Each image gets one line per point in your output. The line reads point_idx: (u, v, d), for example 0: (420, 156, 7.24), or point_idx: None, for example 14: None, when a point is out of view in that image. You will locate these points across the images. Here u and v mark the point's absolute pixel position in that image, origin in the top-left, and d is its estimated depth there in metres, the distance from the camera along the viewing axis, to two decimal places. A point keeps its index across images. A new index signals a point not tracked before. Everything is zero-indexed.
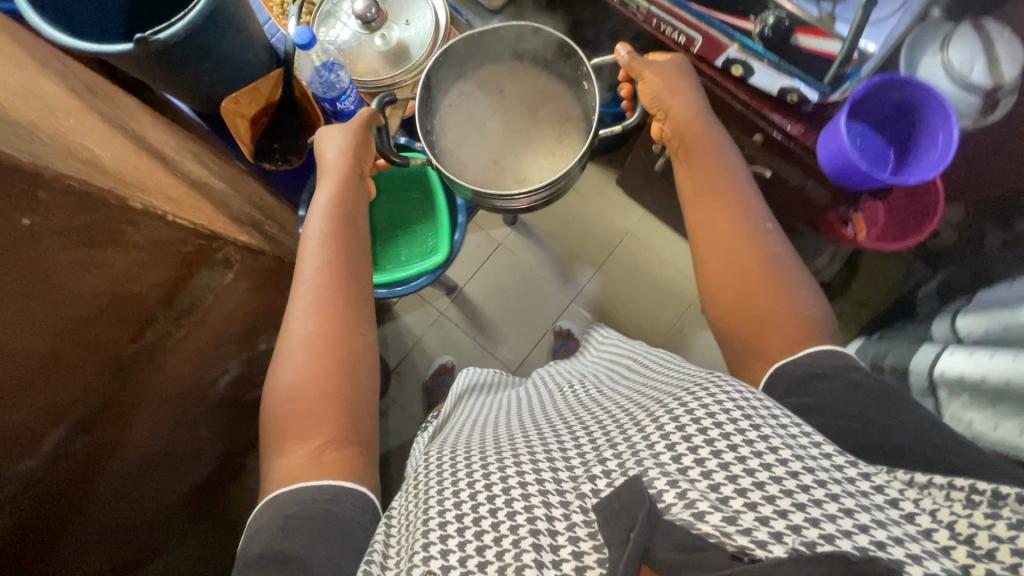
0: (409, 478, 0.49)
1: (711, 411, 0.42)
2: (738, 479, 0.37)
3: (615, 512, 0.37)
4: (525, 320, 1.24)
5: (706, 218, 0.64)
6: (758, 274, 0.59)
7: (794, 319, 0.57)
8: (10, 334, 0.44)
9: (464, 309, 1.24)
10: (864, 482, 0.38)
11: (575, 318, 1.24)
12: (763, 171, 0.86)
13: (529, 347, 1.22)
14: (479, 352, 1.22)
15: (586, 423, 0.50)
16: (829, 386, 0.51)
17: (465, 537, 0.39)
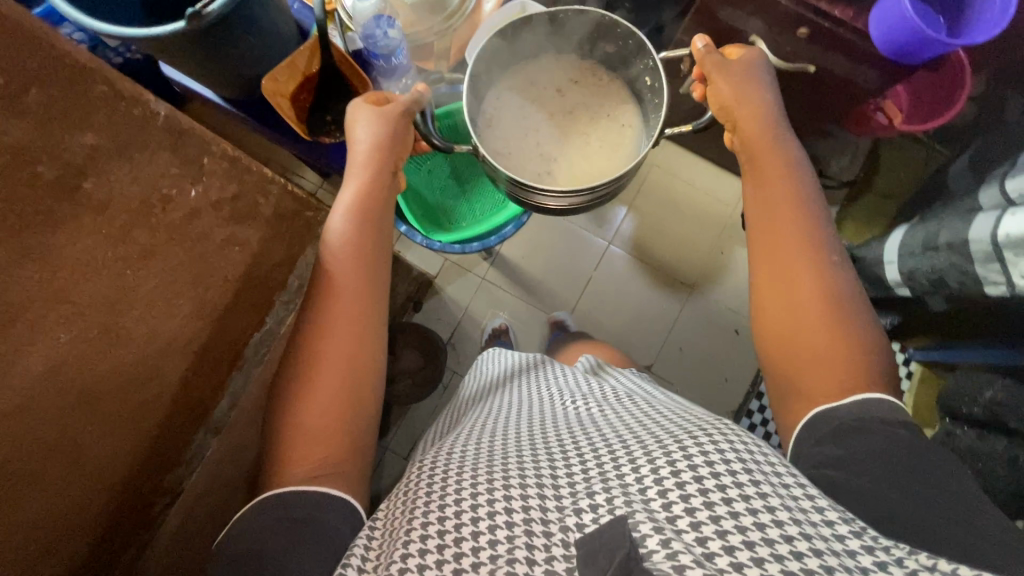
0: (406, 481, 0.49)
1: (711, 461, 0.40)
2: (727, 536, 0.35)
3: (594, 551, 0.35)
4: (571, 272, 1.23)
5: (772, 260, 0.58)
6: (821, 330, 0.53)
7: (857, 367, 0.51)
8: (149, 310, 0.37)
9: (506, 272, 1.23)
10: (865, 558, 0.36)
11: (615, 259, 1.24)
12: (806, 68, 0.80)
13: (574, 296, 1.23)
14: (531, 310, 1.22)
15: (581, 446, 0.48)
16: (866, 442, 0.46)
17: (443, 555, 0.38)
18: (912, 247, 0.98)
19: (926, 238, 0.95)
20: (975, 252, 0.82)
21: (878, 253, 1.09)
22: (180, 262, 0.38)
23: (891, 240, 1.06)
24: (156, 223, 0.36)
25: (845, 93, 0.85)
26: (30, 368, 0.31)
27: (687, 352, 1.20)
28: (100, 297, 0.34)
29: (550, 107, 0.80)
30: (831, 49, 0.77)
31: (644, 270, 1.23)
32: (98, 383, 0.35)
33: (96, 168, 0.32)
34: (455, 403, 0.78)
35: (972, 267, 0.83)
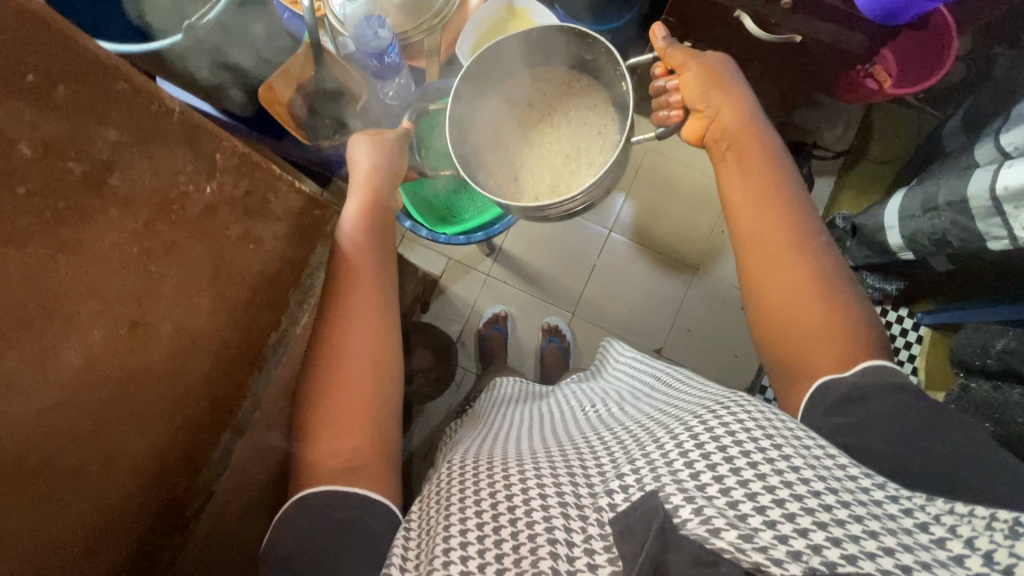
0: (434, 481, 0.51)
1: (734, 431, 0.40)
2: (757, 496, 0.36)
3: (631, 525, 0.37)
4: (574, 262, 1.24)
5: (761, 239, 0.57)
6: (812, 298, 0.53)
7: (853, 333, 0.52)
8: (164, 316, 0.35)
9: (509, 266, 1.24)
10: (892, 506, 0.37)
11: (617, 246, 1.24)
12: (791, 38, 0.81)
13: (579, 285, 1.24)
14: (538, 302, 1.23)
15: (607, 441, 0.49)
16: (873, 408, 0.46)
17: (486, 542, 0.40)
18: (911, 210, 0.99)
19: (924, 199, 0.95)
20: (975, 208, 0.82)
21: (877, 219, 1.09)
22: (202, 258, 0.36)
23: (890, 205, 1.06)
24: (176, 219, 0.34)
25: (831, 60, 0.85)
26: (64, 369, 0.30)
27: (694, 333, 1.21)
28: (126, 297, 0.32)
29: (525, 115, 0.80)
30: (815, 18, 0.78)
31: (646, 254, 1.24)
32: (116, 391, 0.34)
33: (119, 164, 0.29)
34: (471, 416, 0.81)
35: (973, 224, 0.84)
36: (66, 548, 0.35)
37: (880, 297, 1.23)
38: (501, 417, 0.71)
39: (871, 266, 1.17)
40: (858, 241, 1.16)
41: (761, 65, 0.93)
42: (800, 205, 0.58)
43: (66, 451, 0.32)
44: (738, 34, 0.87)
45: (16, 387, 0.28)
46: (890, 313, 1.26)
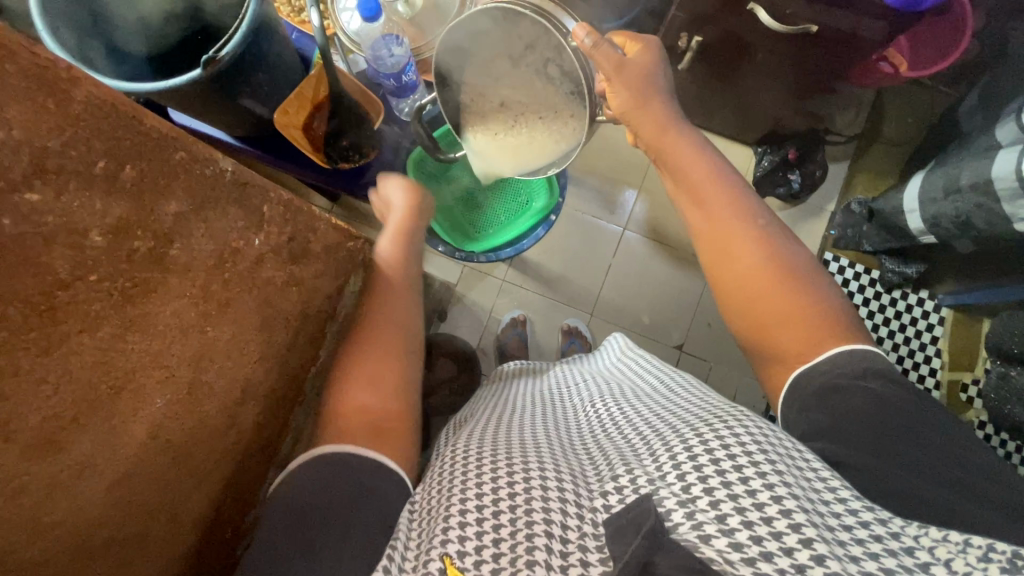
0: (437, 464, 0.52)
1: (725, 443, 0.43)
2: (746, 512, 0.38)
3: (622, 527, 0.40)
4: (589, 264, 1.23)
5: (711, 231, 0.60)
6: (763, 277, 0.56)
7: (812, 321, 0.54)
8: (215, 369, 0.36)
9: (524, 271, 1.23)
10: (879, 528, 0.39)
11: (632, 245, 1.23)
12: (808, 28, 0.80)
13: (596, 285, 1.23)
14: (555, 306, 1.23)
15: (603, 446, 0.51)
16: (847, 402, 0.49)
17: (484, 528, 0.41)
18: (932, 193, 0.97)
19: (946, 182, 0.94)
20: (1002, 189, 0.81)
21: (896, 203, 1.07)
22: (250, 311, 0.36)
23: (910, 188, 1.04)
24: (230, 275, 0.34)
25: (847, 46, 0.84)
26: (134, 434, 0.33)
27: (713, 327, 1.20)
28: (187, 360, 0.34)
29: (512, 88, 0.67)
30: (831, 7, 0.76)
31: (661, 250, 1.23)
32: (185, 438, 0.36)
33: (181, 231, 0.31)
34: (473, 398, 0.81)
35: (999, 206, 0.83)
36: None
37: (900, 281, 1.20)
38: (501, 400, 0.73)
39: (891, 250, 1.15)
40: (876, 226, 1.15)
41: (774, 55, 0.92)
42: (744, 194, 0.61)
43: (116, 503, 0.34)
44: (751, 26, 0.86)
45: (104, 445, 0.32)
46: (911, 296, 1.24)
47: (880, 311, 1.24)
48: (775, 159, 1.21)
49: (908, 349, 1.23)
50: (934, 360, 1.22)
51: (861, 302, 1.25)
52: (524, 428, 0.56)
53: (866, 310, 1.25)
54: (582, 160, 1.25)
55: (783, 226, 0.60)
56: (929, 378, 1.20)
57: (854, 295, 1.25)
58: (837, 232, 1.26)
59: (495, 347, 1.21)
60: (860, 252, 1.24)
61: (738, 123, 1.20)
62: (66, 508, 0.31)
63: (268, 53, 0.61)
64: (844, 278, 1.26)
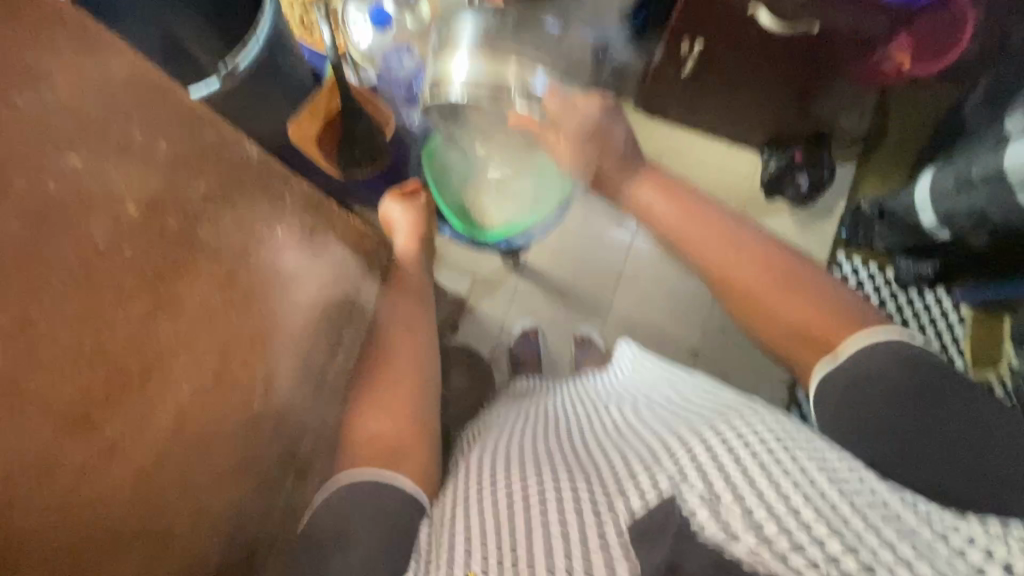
0: (457, 479, 0.52)
1: (747, 440, 0.43)
2: (773, 506, 0.37)
3: (646, 529, 0.38)
4: (599, 272, 1.23)
5: (706, 248, 0.60)
6: (773, 289, 0.56)
7: (825, 319, 0.53)
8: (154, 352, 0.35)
9: (534, 281, 1.23)
10: (910, 517, 0.39)
11: (641, 252, 1.24)
12: (809, 28, 0.81)
13: (607, 293, 1.23)
14: (567, 315, 1.23)
15: (616, 449, 0.50)
16: (864, 400, 0.48)
17: (503, 542, 0.40)
18: (944, 187, 0.97)
19: (957, 175, 0.93)
20: (1014, 180, 0.82)
21: (907, 201, 1.07)
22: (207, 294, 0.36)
23: (920, 183, 1.04)
24: None
25: (848, 44, 0.85)
26: None
27: (728, 332, 1.19)
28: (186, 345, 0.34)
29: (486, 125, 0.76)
30: (831, 6, 0.77)
31: (671, 256, 1.23)
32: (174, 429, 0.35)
33: None
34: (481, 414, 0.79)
35: (1013, 197, 0.83)
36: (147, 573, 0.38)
37: (916, 279, 1.18)
38: (512, 415, 0.72)
39: (904, 249, 1.15)
40: (887, 224, 1.14)
41: (776, 59, 0.94)
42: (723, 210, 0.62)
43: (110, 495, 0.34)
44: (751, 30, 0.87)
45: (131, 429, 0.34)
46: (927, 295, 1.23)
47: (897, 311, 1.23)
48: (781, 162, 1.21)
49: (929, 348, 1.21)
50: (955, 359, 1.20)
51: (876, 302, 1.24)
52: (535, 442, 0.55)
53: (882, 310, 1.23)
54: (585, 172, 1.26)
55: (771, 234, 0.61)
56: None
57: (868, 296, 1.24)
58: (847, 233, 1.25)
59: (507, 357, 1.20)
60: (873, 252, 1.24)
61: (742, 128, 1.21)
62: (93, 492, 0.33)
63: (282, 65, 0.63)
64: (858, 278, 1.25)
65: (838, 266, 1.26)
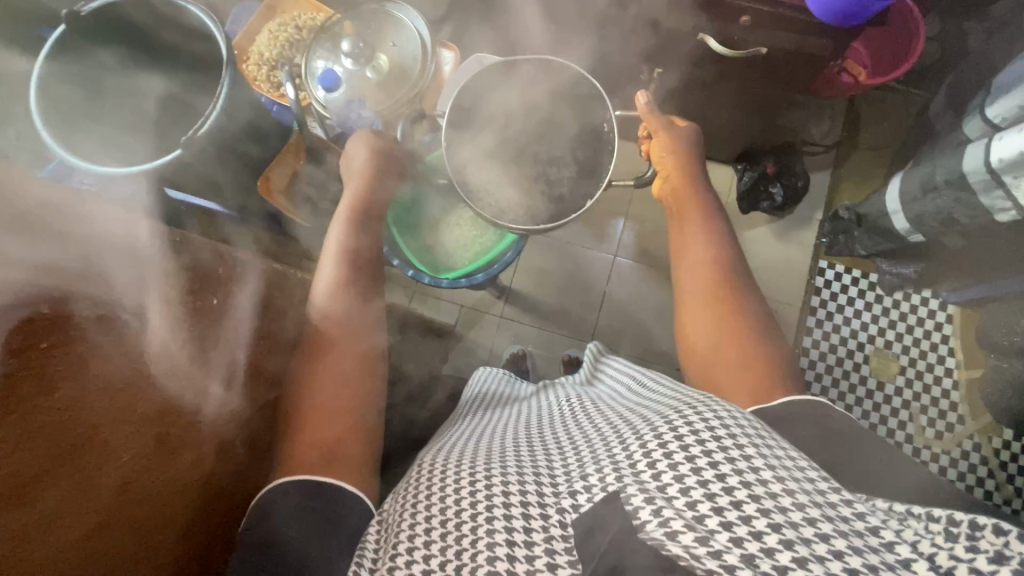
0: (409, 476, 0.53)
1: (696, 431, 0.44)
2: (715, 497, 0.39)
3: (592, 529, 0.40)
4: (583, 293, 1.25)
5: (690, 279, 0.68)
6: (730, 329, 0.62)
7: (759, 372, 0.58)
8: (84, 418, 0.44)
9: (521, 306, 1.25)
10: (847, 509, 0.39)
11: (623, 271, 1.25)
12: (758, 50, 0.83)
13: (594, 314, 1.24)
14: (555, 338, 1.24)
15: (576, 445, 0.52)
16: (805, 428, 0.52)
17: (448, 541, 0.42)
18: (911, 193, 0.98)
19: (922, 180, 0.95)
20: (975, 183, 0.83)
21: (880, 206, 1.08)
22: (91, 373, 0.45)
23: (891, 189, 1.05)
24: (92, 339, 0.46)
25: (798, 64, 0.88)
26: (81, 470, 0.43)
27: None
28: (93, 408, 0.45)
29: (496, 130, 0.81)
30: (775, 29, 0.81)
31: (653, 274, 1.25)
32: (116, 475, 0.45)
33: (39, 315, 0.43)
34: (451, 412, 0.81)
35: (976, 199, 0.84)
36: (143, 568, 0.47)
37: (899, 282, 1.19)
38: (479, 414, 0.75)
39: (884, 252, 1.15)
40: (865, 230, 1.15)
41: (733, 79, 0.96)
42: (720, 245, 0.70)
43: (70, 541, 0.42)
44: (705, 54, 0.90)
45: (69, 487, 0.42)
46: (913, 297, 1.23)
47: (884, 315, 1.23)
48: (754, 175, 1.23)
49: (920, 351, 1.21)
50: (947, 359, 1.20)
51: (863, 308, 1.24)
52: (500, 439, 0.58)
53: (868, 314, 1.24)
54: None
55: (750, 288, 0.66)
56: (944, 378, 1.19)
57: (854, 301, 1.25)
58: (828, 239, 1.26)
59: None
60: (854, 257, 1.24)
61: (713, 145, 1.23)
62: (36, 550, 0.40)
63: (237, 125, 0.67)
64: (843, 284, 1.26)
65: (822, 274, 1.26)
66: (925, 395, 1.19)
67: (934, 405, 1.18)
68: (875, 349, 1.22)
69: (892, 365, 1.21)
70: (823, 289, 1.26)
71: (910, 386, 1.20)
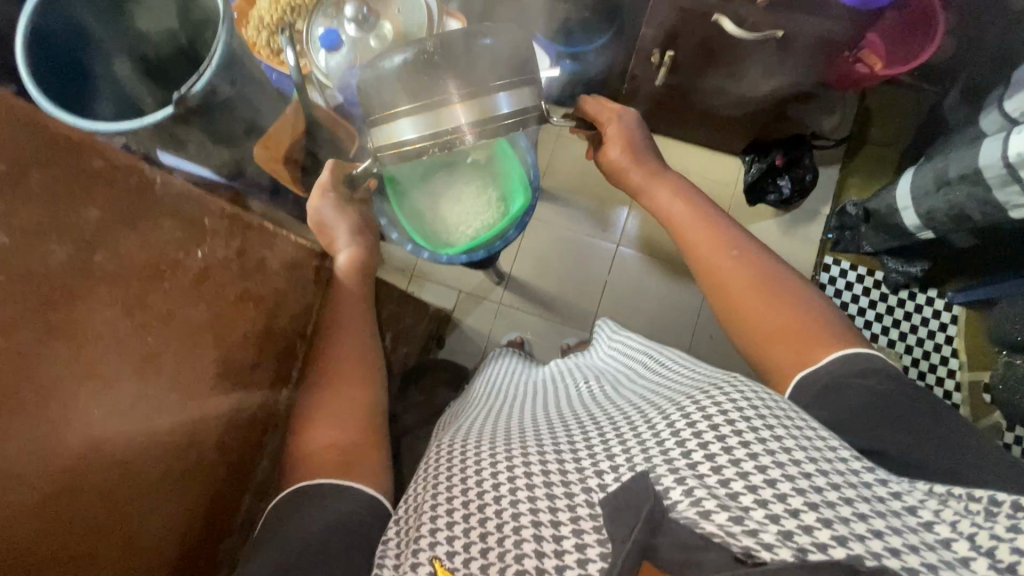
0: (425, 463, 0.54)
1: (725, 410, 0.44)
2: (750, 476, 0.40)
3: (620, 508, 0.40)
4: (583, 281, 1.23)
5: (708, 259, 0.68)
6: (765, 295, 0.63)
7: (804, 328, 0.60)
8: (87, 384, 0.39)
9: (520, 294, 1.23)
10: (881, 487, 0.41)
11: (626, 260, 1.23)
12: (774, 32, 0.81)
13: (594, 303, 1.22)
14: (553, 327, 1.22)
15: (598, 422, 0.52)
16: (847, 398, 0.53)
17: (471, 525, 0.42)
18: (923, 187, 0.96)
19: (936, 175, 0.93)
20: (990, 177, 0.81)
21: (889, 201, 1.06)
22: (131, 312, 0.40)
23: (901, 184, 1.03)
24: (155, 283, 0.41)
25: (814, 50, 0.86)
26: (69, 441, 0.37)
27: (719, 340, 1.19)
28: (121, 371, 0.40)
29: None
30: (792, 12, 0.78)
31: (656, 265, 1.23)
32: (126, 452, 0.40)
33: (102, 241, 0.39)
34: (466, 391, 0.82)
35: (990, 195, 0.82)
36: (137, 545, 0.42)
37: (905, 281, 1.17)
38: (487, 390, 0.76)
39: (890, 249, 1.14)
40: (873, 226, 1.13)
41: (748, 66, 0.94)
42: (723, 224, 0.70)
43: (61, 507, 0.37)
44: (719, 37, 0.88)
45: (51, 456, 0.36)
46: (919, 297, 1.22)
47: (888, 313, 1.21)
48: (762, 167, 1.20)
49: (924, 351, 1.19)
50: (951, 360, 1.18)
51: (867, 305, 1.22)
52: (516, 421, 0.58)
53: (872, 313, 1.22)
54: (569, 181, 1.26)
55: (764, 247, 0.68)
56: (947, 379, 1.18)
57: (858, 298, 1.23)
58: (834, 235, 1.24)
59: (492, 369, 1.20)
60: (861, 254, 1.23)
61: (721, 135, 1.21)
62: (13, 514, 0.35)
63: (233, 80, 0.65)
64: (848, 281, 1.24)
65: (826, 270, 1.24)
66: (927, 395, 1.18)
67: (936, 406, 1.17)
68: (878, 348, 1.20)
69: (894, 364, 1.19)
70: (827, 285, 1.24)
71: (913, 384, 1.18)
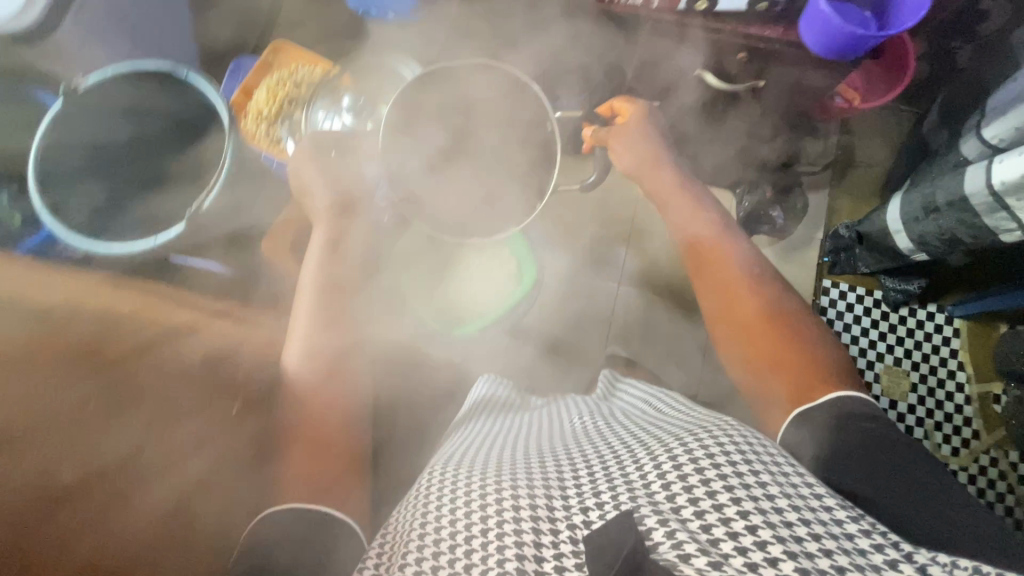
0: (413, 493, 0.58)
1: (713, 458, 0.49)
2: (731, 524, 0.43)
3: (601, 545, 0.42)
4: (589, 321, 1.24)
5: (709, 271, 0.72)
6: (763, 319, 0.67)
7: (800, 359, 0.63)
8: None
9: (526, 338, 1.23)
10: (863, 538, 0.44)
11: (628, 297, 1.24)
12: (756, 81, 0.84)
13: (601, 342, 1.23)
14: (563, 370, 1.22)
15: (588, 459, 0.56)
16: (844, 440, 0.56)
17: (455, 552, 0.46)
18: (914, 213, 0.98)
19: (924, 201, 0.95)
20: (977, 205, 0.83)
21: (882, 224, 1.08)
22: None
23: (890, 207, 1.05)
24: None
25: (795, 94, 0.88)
26: None
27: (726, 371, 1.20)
28: None
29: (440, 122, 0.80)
30: None
31: (659, 299, 1.24)
32: None
33: None
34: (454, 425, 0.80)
35: (980, 220, 0.84)
36: None
37: (905, 298, 1.19)
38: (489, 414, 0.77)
39: (887, 270, 1.15)
40: (868, 248, 1.15)
41: None
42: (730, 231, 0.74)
43: None
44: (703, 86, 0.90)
45: None
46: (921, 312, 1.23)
47: (891, 331, 1.22)
48: None
49: (930, 366, 1.20)
50: (958, 373, 1.19)
51: (870, 325, 1.23)
52: (505, 450, 0.61)
53: (876, 331, 1.23)
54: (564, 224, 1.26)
55: (773, 274, 0.71)
56: (955, 393, 1.19)
57: (860, 318, 1.24)
58: (830, 257, 1.25)
59: None
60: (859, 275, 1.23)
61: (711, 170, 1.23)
62: None
63: None
64: (848, 302, 1.24)
65: (826, 293, 1.25)
66: (938, 411, 1.19)
67: (948, 420, 1.18)
68: (885, 367, 1.21)
69: (903, 382, 1.20)
70: (829, 308, 1.25)
71: (921, 402, 1.19)
